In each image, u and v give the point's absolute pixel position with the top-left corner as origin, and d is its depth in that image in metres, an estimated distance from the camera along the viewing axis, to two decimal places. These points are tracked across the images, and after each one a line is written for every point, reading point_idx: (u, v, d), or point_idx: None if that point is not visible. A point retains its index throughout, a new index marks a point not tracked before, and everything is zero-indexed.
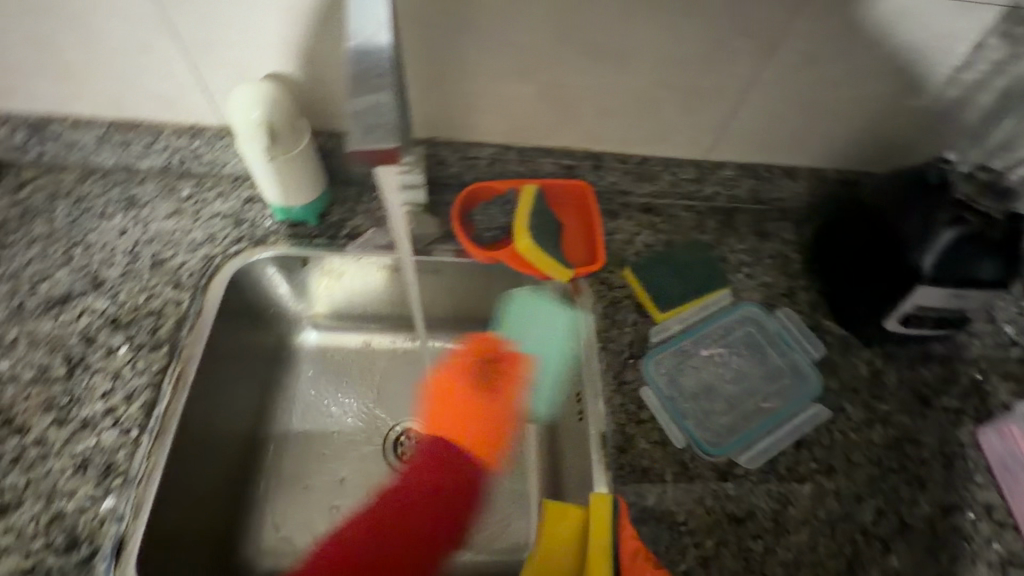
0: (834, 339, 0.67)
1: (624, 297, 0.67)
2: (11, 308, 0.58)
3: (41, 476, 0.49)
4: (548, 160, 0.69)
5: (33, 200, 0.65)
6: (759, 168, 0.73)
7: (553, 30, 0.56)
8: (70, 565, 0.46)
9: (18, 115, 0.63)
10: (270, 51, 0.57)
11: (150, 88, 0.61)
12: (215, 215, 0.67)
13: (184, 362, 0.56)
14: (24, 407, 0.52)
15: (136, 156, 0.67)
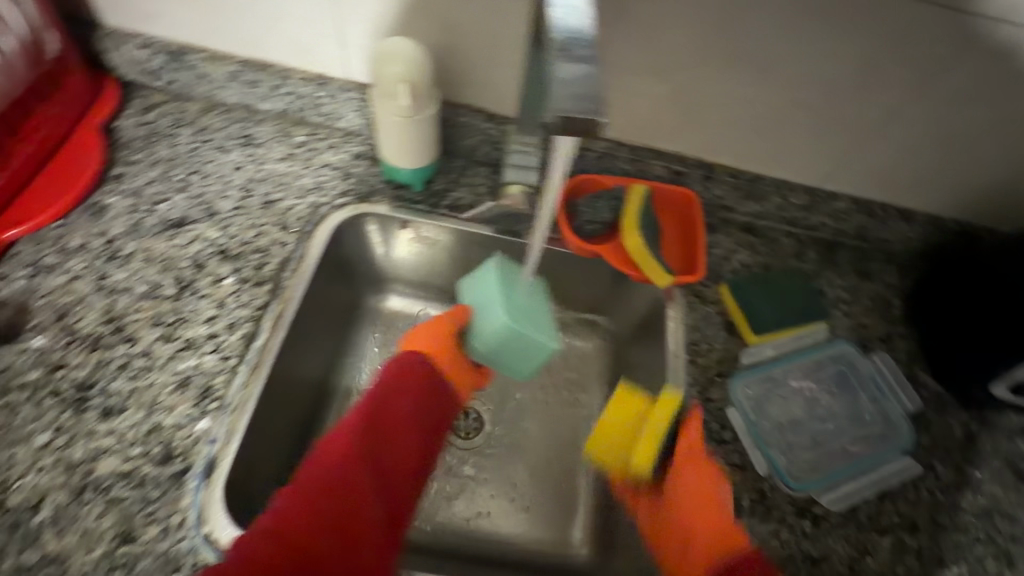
0: (930, 394, 0.64)
1: (715, 313, 0.66)
2: (130, 223, 0.59)
3: (145, 387, 0.51)
4: (660, 163, 0.68)
5: (159, 124, 0.67)
6: (876, 206, 0.70)
7: (702, 32, 0.55)
8: (164, 477, 0.47)
9: (159, 39, 0.64)
10: (417, 13, 0.57)
11: (291, 32, 0.61)
12: (325, 165, 0.68)
13: (285, 302, 0.57)
14: (134, 319, 0.54)
15: (259, 97, 0.68)
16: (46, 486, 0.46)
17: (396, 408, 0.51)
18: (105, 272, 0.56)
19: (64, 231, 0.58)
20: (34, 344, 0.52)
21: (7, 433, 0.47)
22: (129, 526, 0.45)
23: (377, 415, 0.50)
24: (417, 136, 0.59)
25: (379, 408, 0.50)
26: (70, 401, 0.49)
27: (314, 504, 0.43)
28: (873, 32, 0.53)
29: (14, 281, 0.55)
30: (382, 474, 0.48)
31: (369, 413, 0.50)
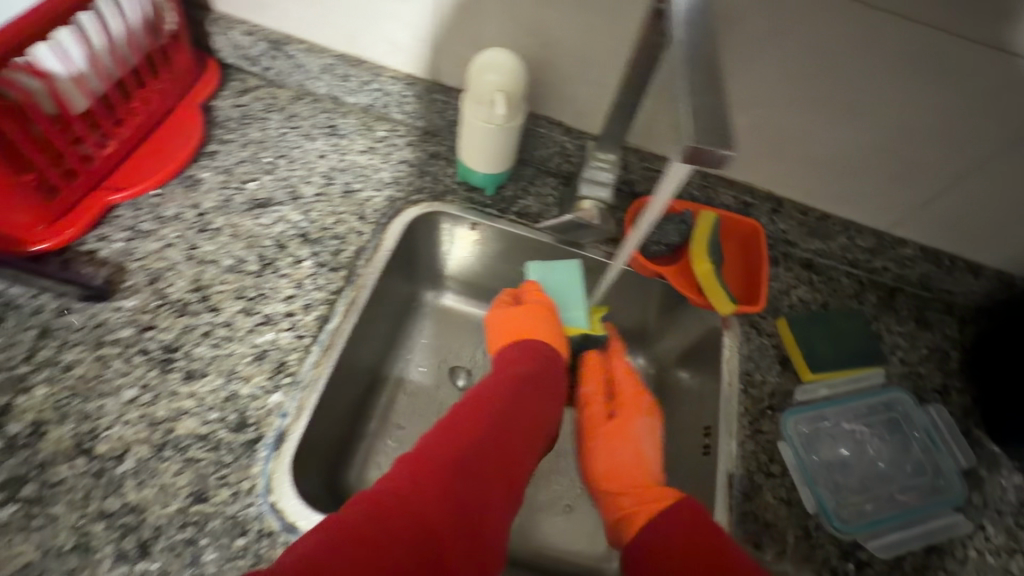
0: (983, 453, 0.64)
1: (770, 346, 0.66)
2: (222, 198, 0.63)
3: (225, 355, 0.54)
4: (728, 192, 0.69)
5: (252, 107, 0.71)
6: (943, 256, 0.69)
7: (801, 69, 0.56)
8: (237, 443, 0.50)
9: (264, 29, 0.68)
10: (515, 26, 0.59)
11: (390, 33, 0.64)
12: (403, 161, 0.70)
13: (358, 289, 0.60)
14: (220, 290, 0.57)
15: (348, 90, 0.71)
16: (130, 439, 0.48)
17: (514, 392, 0.56)
18: (196, 243, 0.59)
19: (160, 200, 0.62)
20: (126, 304, 0.55)
21: (97, 385, 0.50)
22: (202, 487, 0.47)
23: (494, 396, 0.55)
24: (502, 142, 0.61)
25: (499, 390, 0.56)
26: (157, 361, 0.52)
27: (435, 461, 0.45)
28: (973, 85, 0.53)
29: (113, 243, 0.58)
30: (486, 469, 0.47)
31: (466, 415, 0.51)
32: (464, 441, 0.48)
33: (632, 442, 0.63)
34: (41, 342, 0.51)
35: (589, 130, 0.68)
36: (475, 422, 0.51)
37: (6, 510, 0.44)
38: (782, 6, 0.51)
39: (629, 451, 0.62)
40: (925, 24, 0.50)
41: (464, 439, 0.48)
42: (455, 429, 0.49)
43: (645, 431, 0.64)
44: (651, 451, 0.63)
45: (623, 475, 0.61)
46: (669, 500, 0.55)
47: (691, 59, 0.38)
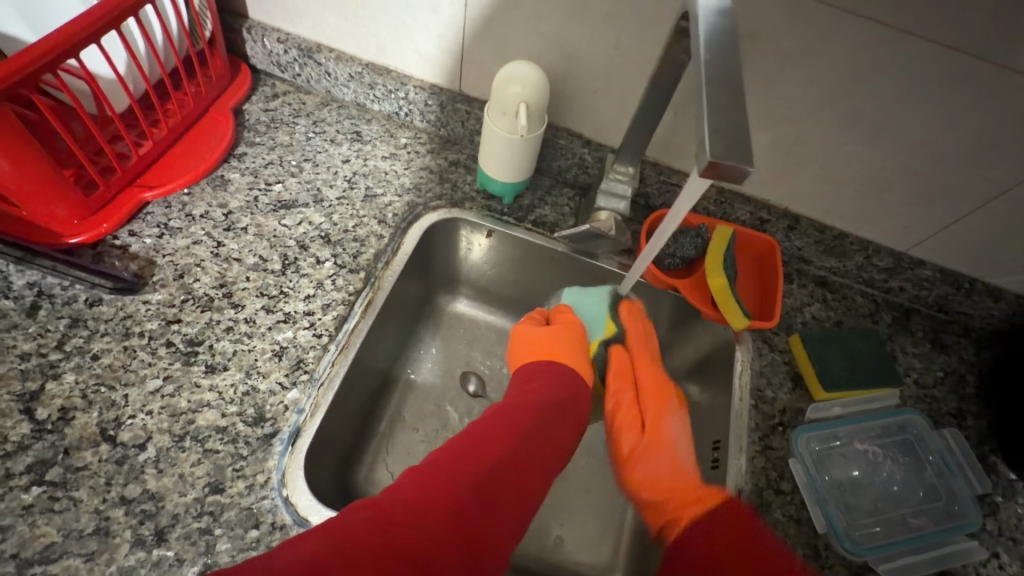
0: (1000, 480, 0.62)
1: (782, 362, 0.66)
2: (248, 199, 0.65)
3: (246, 351, 0.55)
4: (745, 208, 0.70)
5: (281, 112, 0.73)
6: (961, 278, 0.69)
7: (824, 88, 0.56)
8: (254, 437, 0.51)
9: (296, 37, 0.71)
10: (539, 40, 0.61)
11: (417, 44, 0.66)
12: (424, 168, 0.72)
13: (376, 291, 0.61)
14: (243, 287, 0.59)
15: (373, 98, 0.74)
16: (152, 429, 0.50)
17: (534, 411, 0.54)
18: (222, 241, 0.61)
19: (190, 199, 0.64)
20: (154, 298, 0.57)
21: (123, 374, 0.52)
22: (219, 478, 0.49)
23: (513, 413, 0.53)
24: (523, 151, 0.62)
25: (519, 407, 0.54)
26: (181, 353, 0.54)
27: (443, 476, 0.43)
28: (997, 110, 0.53)
29: (144, 238, 0.60)
30: (496, 480, 0.45)
31: (481, 430, 0.50)
32: (476, 455, 0.47)
33: (664, 447, 0.61)
34: (71, 330, 0.53)
35: (607, 143, 0.69)
36: (492, 438, 0.49)
37: (31, 492, 0.46)
38: (805, 27, 0.52)
39: (663, 458, 0.61)
40: (950, 48, 0.50)
41: (477, 455, 0.47)
42: (469, 444, 0.48)
43: (678, 431, 0.63)
44: (686, 453, 0.61)
45: (660, 479, 0.60)
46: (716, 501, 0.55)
47: (714, 77, 0.39)
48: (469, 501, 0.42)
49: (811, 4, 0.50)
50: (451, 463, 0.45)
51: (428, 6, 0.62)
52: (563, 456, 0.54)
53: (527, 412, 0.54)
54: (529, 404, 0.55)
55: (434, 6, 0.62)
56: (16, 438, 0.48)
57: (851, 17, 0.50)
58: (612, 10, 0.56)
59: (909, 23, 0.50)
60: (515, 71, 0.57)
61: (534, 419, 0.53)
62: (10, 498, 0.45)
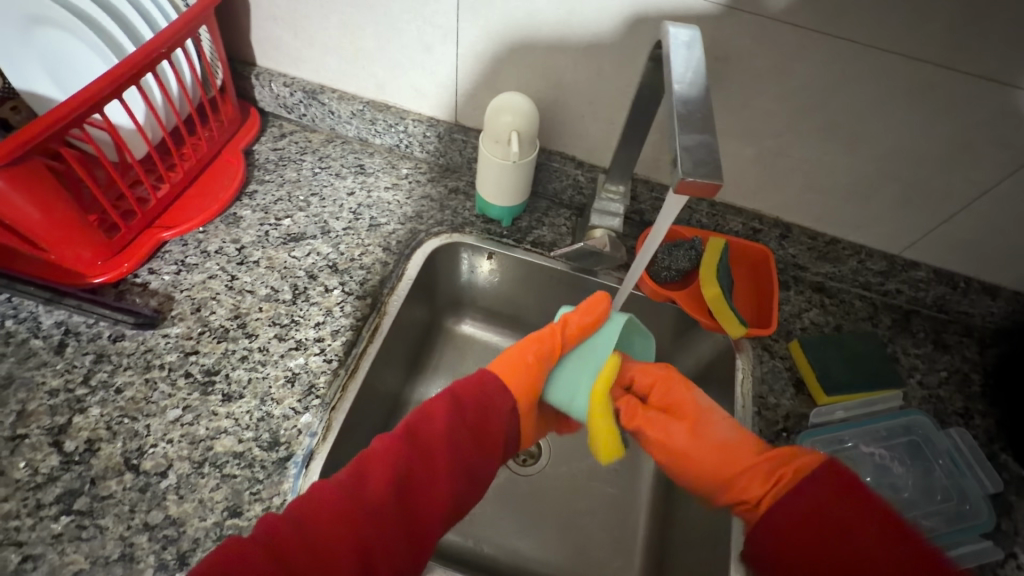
0: (1013, 478, 0.62)
1: (783, 368, 0.67)
2: (259, 233, 0.69)
3: (260, 378, 0.58)
4: (736, 220, 0.72)
5: (288, 150, 0.78)
6: (957, 278, 0.70)
7: (802, 103, 0.59)
8: (270, 461, 0.53)
9: (301, 81, 0.75)
10: (527, 73, 0.65)
11: (414, 81, 0.70)
12: (425, 196, 0.75)
13: (382, 316, 0.64)
14: (257, 317, 0.62)
15: (375, 133, 0.78)
16: (173, 456, 0.52)
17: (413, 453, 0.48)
18: (236, 275, 0.65)
19: (205, 236, 0.68)
20: (173, 331, 0.60)
21: (145, 406, 0.55)
22: (237, 502, 0.51)
23: (434, 430, 0.49)
24: (519, 176, 0.65)
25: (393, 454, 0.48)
26: (199, 383, 0.57)
27: (327, 518, 0.42)
28: (971, 112, 0.55)
29: (162, 275, 0.64)
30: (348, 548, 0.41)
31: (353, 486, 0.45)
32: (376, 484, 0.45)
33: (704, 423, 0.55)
34: (96, 365, 0.56)
35: (600, 163, 0.72)
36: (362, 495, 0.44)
37: (60, 521, 0.48)
38: (775, 49, 0.55)
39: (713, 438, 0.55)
40: (915, 59, 0.53)
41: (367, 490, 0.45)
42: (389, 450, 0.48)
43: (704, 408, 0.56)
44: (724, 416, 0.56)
45: (717, 468, 0.53)
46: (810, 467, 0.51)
47: (685, 102, 0.42)
48: (363, 548, 0.42)
49: (779, 27, 0.53)
50: (364, 477, 0.45)
51: (422, 46, 0.66)
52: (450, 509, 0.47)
53: (450, 433, 0.49)
54: (448, 417, 0.50)
55: (427, 46, 0.66)
56: (46, 470, 0.50)
57: (818, 35, 0.53)
58: (593, 40, 0.60)
59: (874, 38, 0.52)
60: (503, 100, 0.61)
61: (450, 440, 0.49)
62: (40, 528, 0.48)
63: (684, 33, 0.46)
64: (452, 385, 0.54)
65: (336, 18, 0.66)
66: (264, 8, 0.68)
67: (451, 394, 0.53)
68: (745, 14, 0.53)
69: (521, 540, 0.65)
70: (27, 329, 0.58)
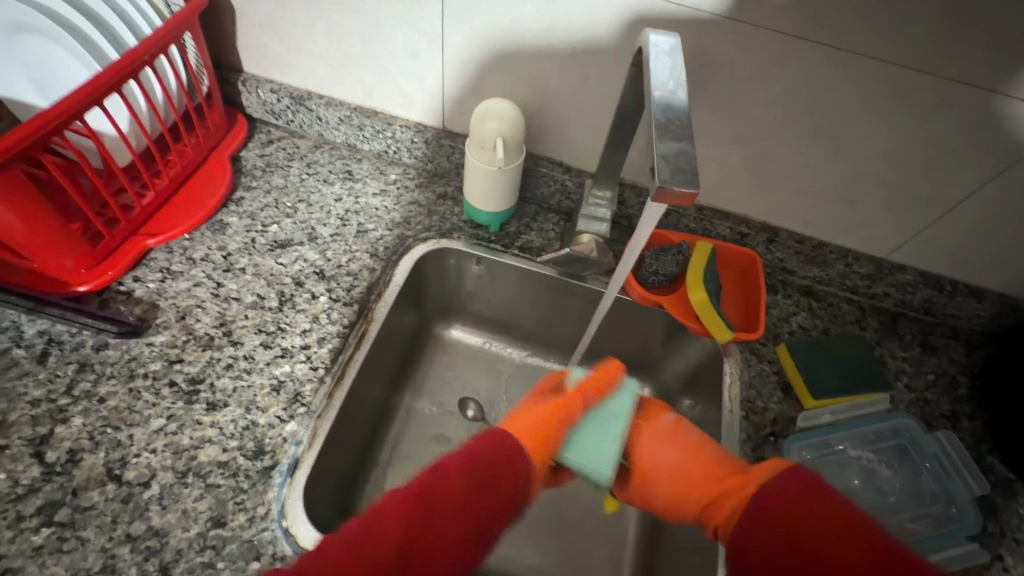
0: (999, 480, 0.62)
1: (771, 372, 0.67)
2: (246, 240, 0.68)
3: (245, 387, 0.57)
4: (724, 224, 0.72)
5: (276, 156, 0.77)
6: (943, 281, 0.70)
7: (786, 108, 0.59)
8: (254, 470, 0.53)
9: (288, 87, 0.75)
10: (513, 79, 0.65)
11: (401, 87, 0.70)
12: (413, 202, 0.75)
13: (369, 322, 0.64)
14: (242, 325, 0.61)
15: (363, 138, 0.78)
16: (156, 466, 0.52)
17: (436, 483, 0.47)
18: (221, 282, 0.64)
19: (190, 243, 0.67)
20: (158, 340, 0.59)
21: (128, 415, 0.54)
22: (221, 512, 0.50)
23: (451, 489, 0.46)
24: (505, 182, 0.65)
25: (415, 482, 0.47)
26: (183, 392, 0.56)
27: (334, 573, 0.39)
28: (953, 117, 0.55)
29: (147, 283, 0.63)
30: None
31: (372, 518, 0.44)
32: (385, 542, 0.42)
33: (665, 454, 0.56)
34: (79, 375, 0.56)
35: (587, 168, 0.72)
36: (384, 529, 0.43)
37: (41, 533, 0.48)
38: (760, 55, 0.55)
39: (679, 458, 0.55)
40: (898, 64, 0.53)
41: (377, 550, 0.41)
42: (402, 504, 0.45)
43: (662, 430, 0.57)
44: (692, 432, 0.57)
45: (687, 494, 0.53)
46: (768, 478, 0.49)
47: (666, 108, 0.42)
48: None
49: (762, 33, 0.54)
50: (373, 530, 0.42)
51: (408, 53, 0.66)
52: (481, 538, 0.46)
53: (465, 496, 0.46)
54: (467, 480, 0.47)
55: (414, 53, 0.66)
56: (27, 481, 0.50)
57: (800, 40, 0.53)
58: (578, 47, 0.60)
59: (856, 44, 0.52)
60: (489, 107, 0.61)
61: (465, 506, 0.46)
62: (20, 541, 0.47)
63: (666, 40, 0.46)
64: (468, 443, 0.51)
65: (322, 25, 0.66)
66: (250, 15, 0.68)
67: (470, 453, 0.50)
68: (728, 21, 0.54)
69: (510, 546, 0.65)
70: (9, 338, 0.57)
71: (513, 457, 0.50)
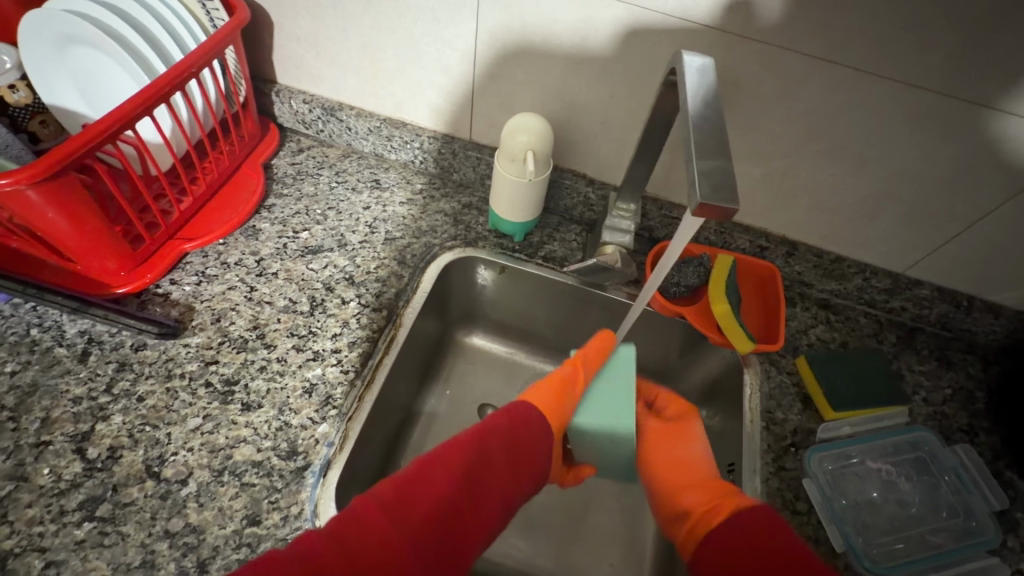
0: (1018, 495, 0.63)
1: (791, 383, 0.68)
2: (278, 246, 0.70)
3: (278, 388, 0.59)
4: (744, 236, 0.73)
5: (306, 164, 0.80)
6: (961, 297, 0.71)
7: (808, 126, 0.61)
8: (288, 470, 0.54)
9: (320, 98, 0.77)
10: (541, 93, 0.67)
11: (430, 100, 0.72)
12: (439, 211, 0.77)
13: (397, 328, 0.65)
14: (275, 328, 0.63)
15: (391, 149, 0.80)
16: (193, 465, 0.53)
17: (488, 444, 0.52)
18: (255, 286, 0.66)
19: (224, 248, 0.69)
20: (194, 341, 0.61)
21: (166, 414, 0.56)
22: (256, 510, 0.51)
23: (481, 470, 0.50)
24: (532, 194, 0.67)
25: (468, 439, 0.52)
26: (219, 392, 0.58)
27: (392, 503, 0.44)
28: (973, 136, 0.57)
29: (183, 286, 0.65)
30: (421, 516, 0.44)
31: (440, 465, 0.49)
32: (412, 512, 0.44)
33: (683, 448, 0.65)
34: (119, 374, 0.58)
35: (611, 181, 0.74)
36: (438, 477, 0.48)
37: (83, 527, 0.49)
38: (784, 75, 0.57)
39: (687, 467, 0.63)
40: (916, 86, 0.54)
41: (410, 514, 0.44)
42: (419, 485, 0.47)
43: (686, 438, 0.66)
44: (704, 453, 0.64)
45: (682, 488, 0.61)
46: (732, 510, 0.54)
47: (702, 127, 0.43)
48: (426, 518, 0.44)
49: (786, 55, 0.56)
50: (424, 476, 0.48)
51: (439, 67, 0.68)
52: (508, 498, 0.51)
53: (476, 462, 0.50)
54: (479, 454, 0.51)
55: (445, 67, 0.68)
56: (69, 476, 0.51)
57: (823, 62, 0.55)
58: (606, 64, 0.62)
59: (877, 67, 0.54)
60: (519, 121, 0.63)
61: (480, 460, 0.51)
62: (64, 534, 0.48)
63: (697, 60, 0.48)
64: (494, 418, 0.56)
65: (357, 39, 0.69)
66: (288, 29, 0.70)
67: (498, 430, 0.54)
68: (754, 42, 0.56)
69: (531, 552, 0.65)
70: (51, 337, 0.59)
71: (528, 426, 0.56)
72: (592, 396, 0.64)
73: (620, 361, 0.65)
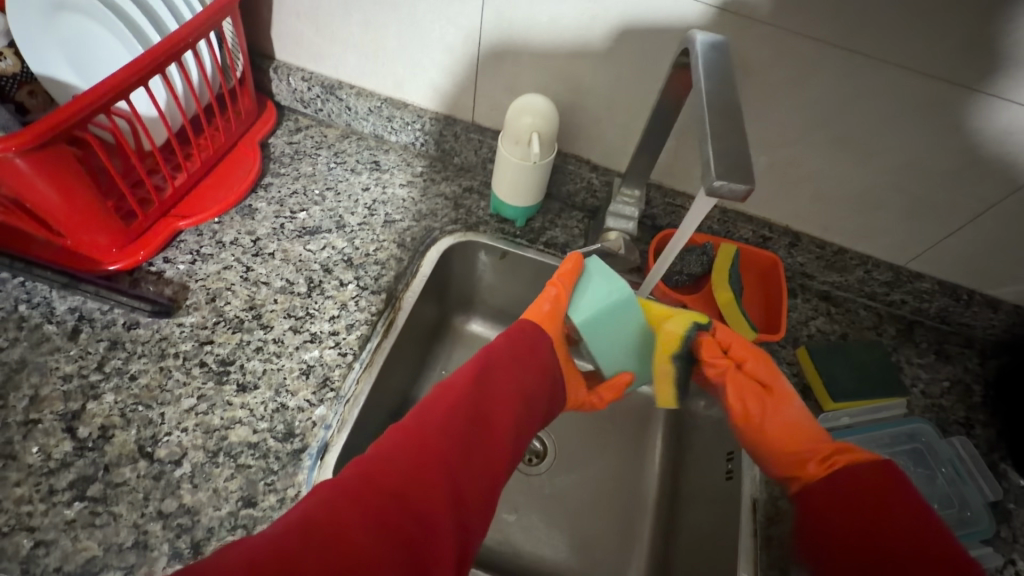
0: (1012, 487, 0.63)
1: (790, 374, 0.68)
2: (274, 226, 0.69)
3: (275, 370, 0.58)
4: (747, 226, 0.73)
5: (304, 144, 0.78)
6: (961, 291, 0.71)
7: (816, 114, 0.60)
8: (285, 452, 0.53)
9: (319, 76, 0.75)
10: (547, 75, 0.66)
11: (432, 79, 0.71)
12: (440, 195, 0.76)
13: (397, 311, 0.64)
14: (272, 309, 0.62)
15: (391, 130, 0.78)
16: (187, 445, 0.52)
17: (488, 378, 0.51)
18: (251, 266, 0.65)
19: (220, 226, 0.68)
20: (188, 320, 0.59)
21: (159, 394, 0.54)
22: (251, 492, 0.51)
23: (488, 403, 0.49)
24: (536, 177, 0.66)
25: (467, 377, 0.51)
26: (213, 372, 0.57)
27: (405, 451, 0.43)
28: (983, 129, 0.56)
29: (177, 264, 0.63)
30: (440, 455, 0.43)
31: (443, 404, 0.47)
32: (431, 430, 0.45)
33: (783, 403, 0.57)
34: (111, 352, 0.56)
35: (615, 167, 0.73)
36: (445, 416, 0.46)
37: (74, 507, 0.48)
38: (794, 60, 0.56)
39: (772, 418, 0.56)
40: (929, 75, 0.54)
41: (426, 455, 0.43)
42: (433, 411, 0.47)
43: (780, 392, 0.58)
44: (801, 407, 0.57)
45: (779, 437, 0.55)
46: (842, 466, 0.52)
47: (716, 109, 0.42)
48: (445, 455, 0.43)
49: (799, 40, 0.55)
50: (425, 417, 0.46)
51: (443, 46, 0.67)
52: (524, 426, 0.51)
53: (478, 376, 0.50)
54: (482, 369, 0.51)
55: (449, 46, 0.66)
56: (59, 455, 0.50)
57: (835, 48, 0.54)
58: (614, 46, 0.61)
59: (890, 55, 0.53)
60: (524, 101, 0.61)
61: (483, 395, 0.49)
62: (53, 514, 0.47)
63: (710, 42, 0.47)
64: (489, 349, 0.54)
65: (358, 15, 0.67)
66: (286, 3, 0.68)
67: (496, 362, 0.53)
68: (766, 26, 0.55)
69: (527, 538, 0.65)
70: (40, 314, 0.57)
71: (528, 359, 0.55)
72: (579, 302, 0.60)
73: (596, 269, 0.61)
